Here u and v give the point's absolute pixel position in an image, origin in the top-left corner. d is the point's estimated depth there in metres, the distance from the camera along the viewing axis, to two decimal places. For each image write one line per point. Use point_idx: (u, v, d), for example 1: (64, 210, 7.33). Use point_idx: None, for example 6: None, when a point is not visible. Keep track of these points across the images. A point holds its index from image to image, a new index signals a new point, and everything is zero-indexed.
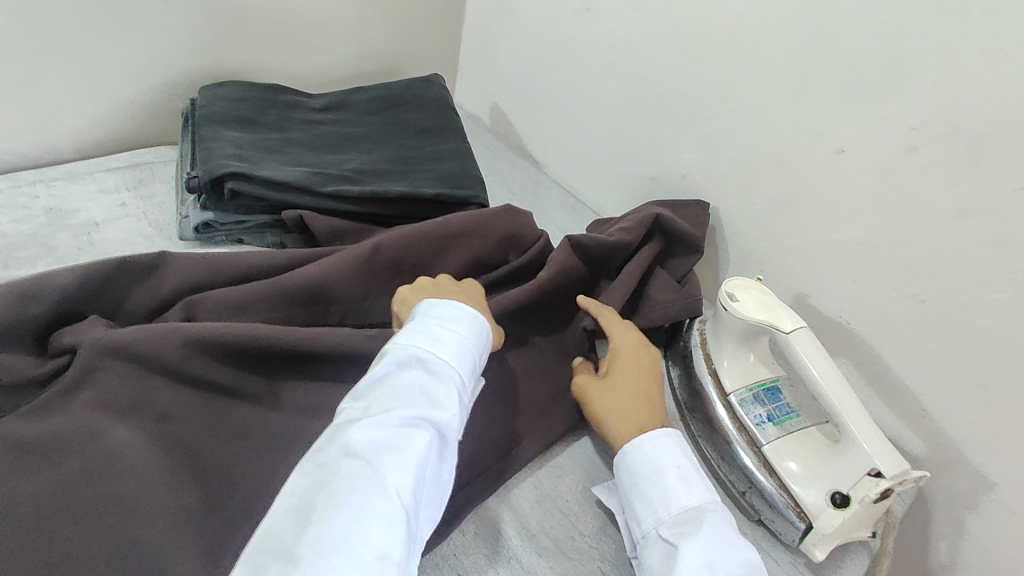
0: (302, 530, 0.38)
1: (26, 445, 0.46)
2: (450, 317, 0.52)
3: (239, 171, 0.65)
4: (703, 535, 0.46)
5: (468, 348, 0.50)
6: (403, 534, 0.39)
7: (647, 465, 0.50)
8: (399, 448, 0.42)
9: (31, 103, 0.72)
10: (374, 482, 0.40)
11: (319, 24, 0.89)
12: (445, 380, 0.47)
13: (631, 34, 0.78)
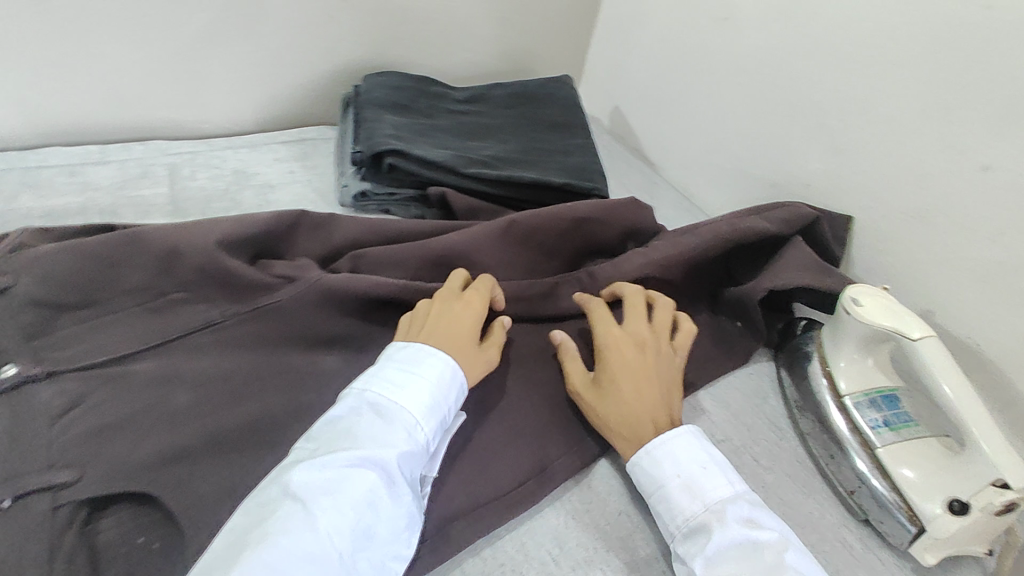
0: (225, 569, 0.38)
1: (219, 360, 0.55)
2: (414, 358, 0.51)
3: (398, 149, 0.74)
4: (707, 548, 0.46)
5: (434, 394, 0.49)
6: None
7: (650, 481, 0.51)
8: (336, 492, 0.42)
9: (231, 80, 0.85)
10: (303, 525, 0.40)
11: (467, 24, 0.97)
12: (397, 423, 0.47)
13: (769, 44, 0.80)
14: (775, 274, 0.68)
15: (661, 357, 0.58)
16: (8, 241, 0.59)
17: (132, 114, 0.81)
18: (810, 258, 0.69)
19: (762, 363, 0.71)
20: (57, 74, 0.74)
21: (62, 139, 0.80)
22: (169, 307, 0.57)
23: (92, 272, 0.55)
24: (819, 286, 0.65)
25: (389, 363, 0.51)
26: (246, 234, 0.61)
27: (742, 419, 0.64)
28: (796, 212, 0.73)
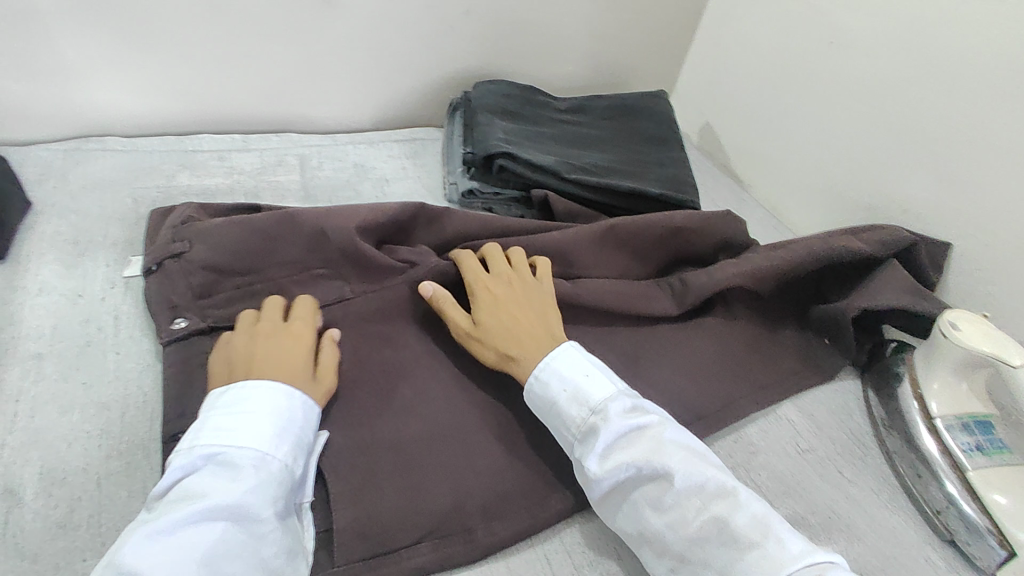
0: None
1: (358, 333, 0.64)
2: (248, 396, 0.50)
3: (509, 152, 0.79)
4: (597, 443, 0.52)
5: (278, 425, 0.49)
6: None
7: (544, 399, 0.56)
8: (175, 549, 0.40)
9: (358, 82, 0.94)
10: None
11: (572, 38, 1.03)
12: (242, 466, 0.46)
13: (879, 68, 0.82)
14: (869, 294, 0.70)
15: (506, 282, 0.64)
16: (179, 213, 0.68)
17: (271, 107, 0.91)
18: (904, 282, 0.70)
19: (848, 380, 0.72)
20: (217, 69, 0.84)
21: (210, 127, 0.90)
22: (311, 281, 0.65)
23: (251, 246, 0.63)
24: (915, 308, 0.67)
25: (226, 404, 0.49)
26: (377, 222, 0.68)
27: (828, 432, 0.66)
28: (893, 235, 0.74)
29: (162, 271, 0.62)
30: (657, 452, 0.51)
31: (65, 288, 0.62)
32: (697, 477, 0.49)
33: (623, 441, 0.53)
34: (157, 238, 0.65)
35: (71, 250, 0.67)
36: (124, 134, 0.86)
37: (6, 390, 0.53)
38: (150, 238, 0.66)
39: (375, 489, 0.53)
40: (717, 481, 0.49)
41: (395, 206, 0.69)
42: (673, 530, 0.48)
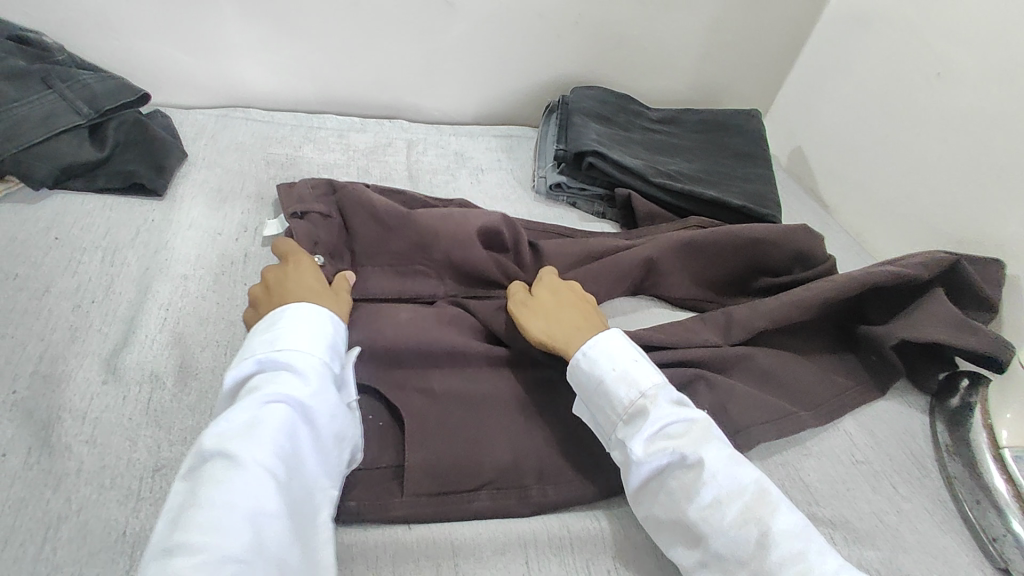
0: (175, 527, 0.41)
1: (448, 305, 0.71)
2: (294, 311, 0.56)
3: (600, 151, 0.85)
4: (646, 428, 0.54)
5: (322, 335, 0.55)
6: (275, 496, 0.44)
7: (592, 378, 0.58)
8: (253, 427, 0.46)
9: (467, 79, 1.02)
10: (235, 465, 0.43)
11: (672, 54, 1.07)
12: (298, 365, 0.51)
13: (985, 104, 0.81)
14: (913, 326, 0.70)
15: (571, 290, 0.68)
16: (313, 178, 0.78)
17: (388, 95, 1.02)
18: (952, 313, 0.69)
19: (915, 406, 0.72)
20: (348, 57, 0.95)
21: (335, 107, 1.01)
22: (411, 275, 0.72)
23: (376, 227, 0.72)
24: (956, 345, 0.66)
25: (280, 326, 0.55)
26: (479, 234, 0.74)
27: (887, 450, 0.66)
28: (941, 259, 0.74)
29: (306, 219, 0.72)
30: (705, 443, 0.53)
31: (209, 226, 0.74)
32: (737, 476, 0.52)
33: (669, 429, 0.54)
34: (298, 195, 0.75)
35: (216, 196, 0.79)
36: (263, 107, 0.99)
37: (160, 298, 0.63)
38: (289, 192, 0.75)
39: (438, 440, 0.58)
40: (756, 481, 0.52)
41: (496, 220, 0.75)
42: (711, 523, 0.50)
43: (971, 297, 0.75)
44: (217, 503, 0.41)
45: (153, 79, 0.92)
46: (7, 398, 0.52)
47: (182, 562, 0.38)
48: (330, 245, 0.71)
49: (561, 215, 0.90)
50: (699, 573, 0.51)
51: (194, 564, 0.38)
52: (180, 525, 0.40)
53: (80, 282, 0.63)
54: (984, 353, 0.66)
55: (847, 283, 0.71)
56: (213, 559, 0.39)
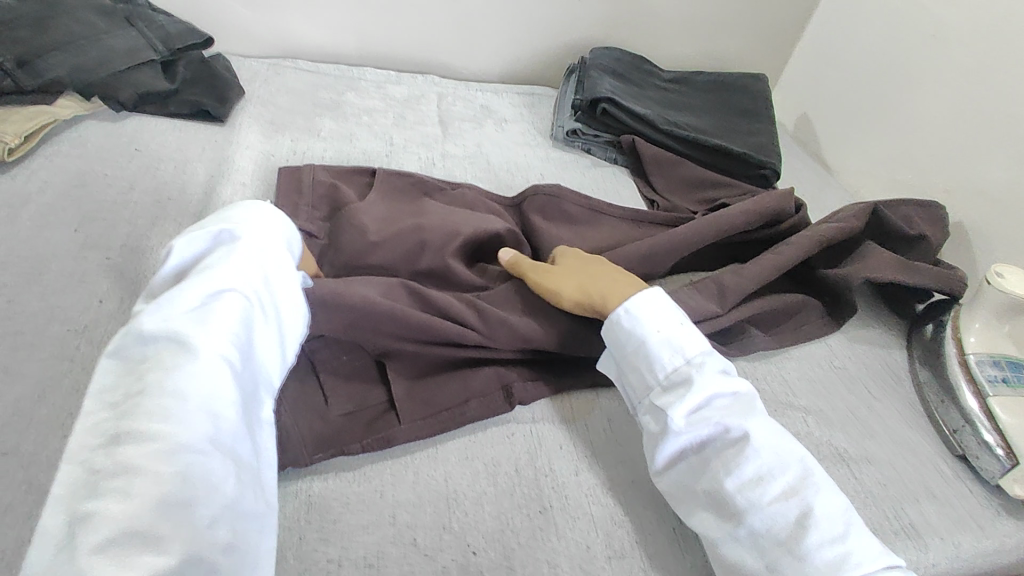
0: (121, 415, 0.38)
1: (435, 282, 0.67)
2: (242, 213, 0.54)
3: (614, 99, 0.94)
4: (689, 395, 0.55)
5: (269, 236, 0.53)
6: (231, 387, 0.42)
7: (633, 339, 0.59)
8: (204, 317, 0.43)
9: (494, 39, 1.11)
10: (186, 355, 0.41)
11: (687, 22, 1.15)
12: (244, 258, 0.49)
13: (973, 60, 0.88)
14: (865, 268, 0.76)
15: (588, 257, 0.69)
16: (315, 172, 0.76)
17: (421, 52, 1.11)
18: (890, 257, 0.77)
19: (895, 330, 0.78)
20: (387, 14, 1.05)
21: (374, 62, 1.11)
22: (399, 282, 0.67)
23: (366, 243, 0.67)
24: (906, 282, 0.74)
25: (225, 218, 0.52)
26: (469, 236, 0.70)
27: (864, 359, 0.73)
28: (863, 209, 0.82)
29: None
30: (749, 414, 0.54)
31: (263, 149, 0.83)
32: (780, 454, 0.52)
33: (713, 400, 0.55)
34: (298, 190, 0.73)
35: (269, 126, 0.88)
36: (309, 60, 1.09)
37: (224, 199, 0.73)
38: (289, 187, 0.74)
39: (434, 384, 0.59)
40: (798, 461, 0.52)
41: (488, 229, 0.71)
42: (748, 497, 0.50)
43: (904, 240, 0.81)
44: (171, 391, 0.39)
45: (214, 29, 1.02)
46: (103, 263, 0.61)
47: (136, 452, 0.36)
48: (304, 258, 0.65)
49: (577, 159, 0.98)
50: (725, 547, 0.50)
51: (150, 452, 0.36)
52: (126, 413, 0.38)
53: (158, 185, 0.73)
54: (935, 289, 0.74)
55: (797, 241, 0.78)
56: (171, 449, 0.37)
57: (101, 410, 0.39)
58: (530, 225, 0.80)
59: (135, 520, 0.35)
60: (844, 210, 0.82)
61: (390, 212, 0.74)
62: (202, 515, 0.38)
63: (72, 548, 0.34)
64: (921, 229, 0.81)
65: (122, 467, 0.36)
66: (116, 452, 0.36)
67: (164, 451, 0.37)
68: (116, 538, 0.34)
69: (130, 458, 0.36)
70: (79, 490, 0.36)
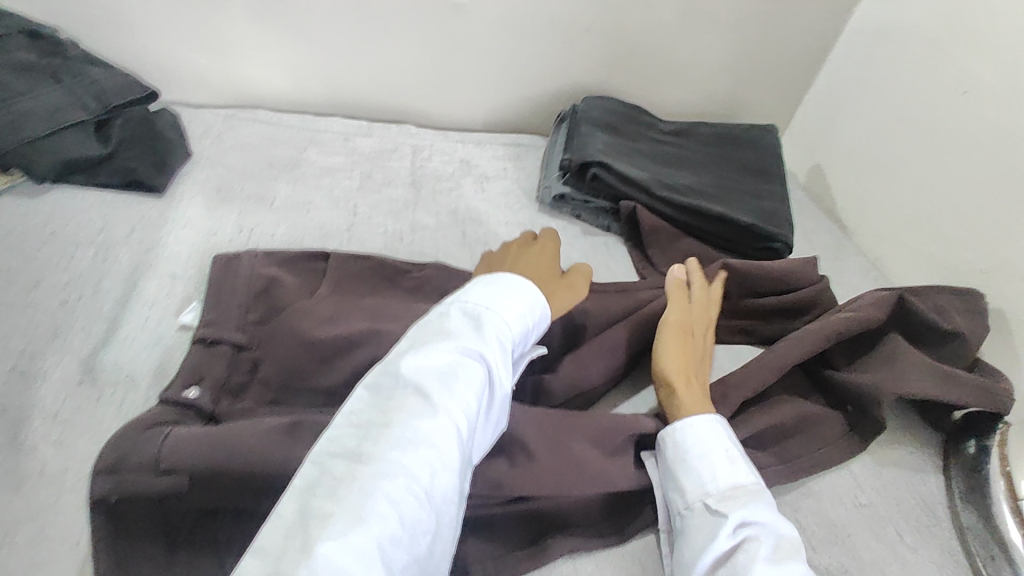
0: (367, 441, 0.44)
1: None
2: (503, 280, 0.57)
3: (605, 163, 0.83)
4: (747, 513, 0.50)
5: (522, 310, 0.55)
6: (454, 452, 0.45)
7: (702, 439, 0.55)
8: (449, 377, 0.48)
9: (476, 85, 1.01)
10: (426, 409, 0.46)
11: (689, 65, 1.04)
12: (489, 329, 0.52)
13: (1011, 123, 0.77)
14: (892, 375, 0.65)
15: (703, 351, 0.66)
16: (252, 262, 0.66)
17: (395, 99, 1.00)
18: (922, 361, 0.65)
19: (927, 445, 0.68)
20: (356, 58, 0.94)
21: (344, 110, 1.00)
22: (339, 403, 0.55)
23: (301, 363, 0.56)
24: (939, 398, 0.63)
25: (480, 285, 0.56)
26: None
27: (892, 492, 0.63)
28: (885, 297, 0.70)
29: (212, 347, 0.57)
30: (783, 566, 0.47)
31: (204, 226, 0.73)
32: None
33: (764, 531, 0.50)
34: (228, 287, 0.62)
35: (215, 196, 0.78)
36: (272, 108, 0.99)
37: (145, 296, 0.63)
38: (218, 284, 0.63)
39: None
40: None
41: None
42: None
43: (933, 331, 0.69)
44: (406, 439, 0.44)
45: (164, 77, 0.92)
46: None
47: (371, 480, 0.42)
48: (228, 381, 0.55)
49: (565, 227, 0.88)
50: None
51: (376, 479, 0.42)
52: (372, 443, 0.44)
53: (70, 279, 0.63)
54: (975, 406, 0.64)
55: (802, 337, 0.67)
56: (395, 490, 0.41)
57: (350, 431, 0.45)
58: None
59: (357, 540, 0.39)
60: (864, 297, 0.71)
61: (339, 310, 0.62)
62: (398, 559, 0.40)
63: (304, 539, 0.39)
64: (955, 324, 0.70)
65: (355, 487, 0.41)
66: (354, 473, 0.42)
67: (392, 486, 0.42)
68: (324, 553, 0.38)
69: (363, 484, 0.41)
70: (317, 490, 0.41)
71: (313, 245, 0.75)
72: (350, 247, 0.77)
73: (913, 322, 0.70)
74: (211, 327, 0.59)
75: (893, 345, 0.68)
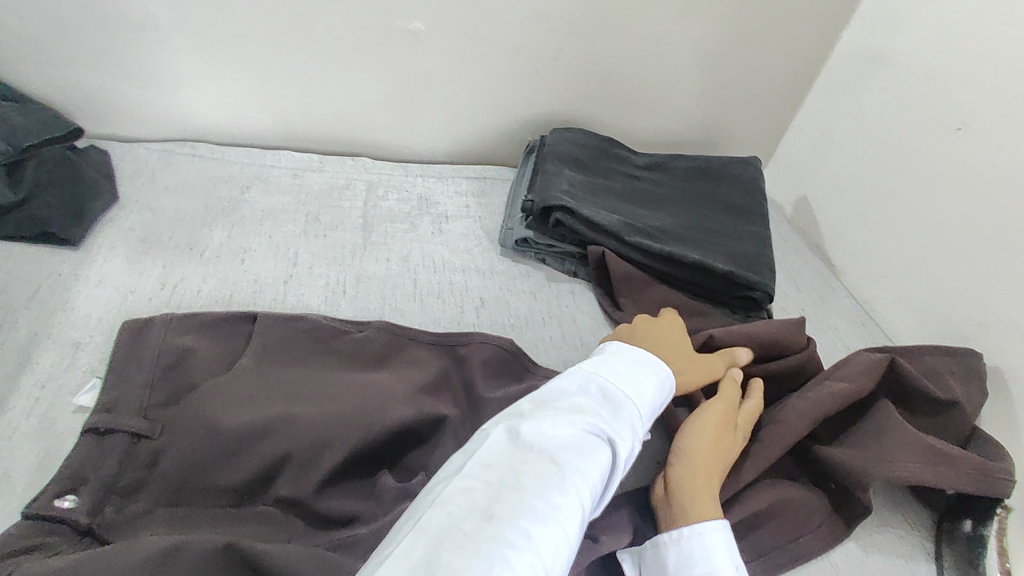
0: (499, 499, 0.39)
1: (288, 501, 0.50)
2: (639, 362, 0.55)
3: (569, 207, 0.77)
4: None
5: (653, 398, 0.52)
6: (576, 541, 0.40)
7: (705, 554, 0.48)
8: (584, 453, 0.44)
9: (438, 116, 0.94)
10: (559, 479, 0.41)
11: (666, 93, 0.98)
12: (625, 412, 0.49)
13: (1010, 165, 0.70)
14: (880, 455, 0.58)
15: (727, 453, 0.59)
16: (166, 329, 0.58)
17: (350, 130, 0.93)
18: (914, 439, 0.58)
19: (917, 526, 0.61)
20: (305, 89, 0.87)
21: (295, 143, 0.93)
22: (246, 507, 0.50)
23: (205, 458, 0.50)
24: (931, 483, 0.56)
25: (617, 364, 0.54)
26: (346, 426, 0.53)
27: None
28: (874, 362, 0.64)
29: (104, 439, 0.50)
30: None
31: (121, 284, 0.68)
32: None
33: None
34: (135, 362, 0.55)
35: (138, 247, 0.73)
36: (217, 141, 0.92)
37: (39, 371, 0.59)
38: (125, 358, 0.55)
39: None
40: None
41: (384, 416, 0.54)
42: None
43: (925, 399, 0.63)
44: (538, 511, 0.39)
45: (95, 111, 0.85)
46: None
47: (501, 542, 0.36)
48: (118, 482, 0.48)
49: (528, 273, 0.81)
50: None
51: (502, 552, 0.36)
52: (505, 507, 0.38)
53: None
54: (972, 491, 0.57)
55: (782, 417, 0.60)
56: (523, 560, 0.36)
57: (476, 487, 0.40)
58: (448, 382, 0.63)
59: None
60: (853, 363, 0.65)
61: (257, 388, 0.56)
62: None
63: None
64: (951, 393, 0.64)
65: (485, 546, 0.36)
66: (485, 529, 0.37)
67: (520, 560, 0.36)
68: None
69: (493, 544, 0.36)
70: (444, 544, 0.36)
71: (244, 303, 0.69)
72: (286, 303, 0.70)
73: (905, 388, 0.64)
74: (109, 412, 0.52)
75: (883, 418, 0.61)
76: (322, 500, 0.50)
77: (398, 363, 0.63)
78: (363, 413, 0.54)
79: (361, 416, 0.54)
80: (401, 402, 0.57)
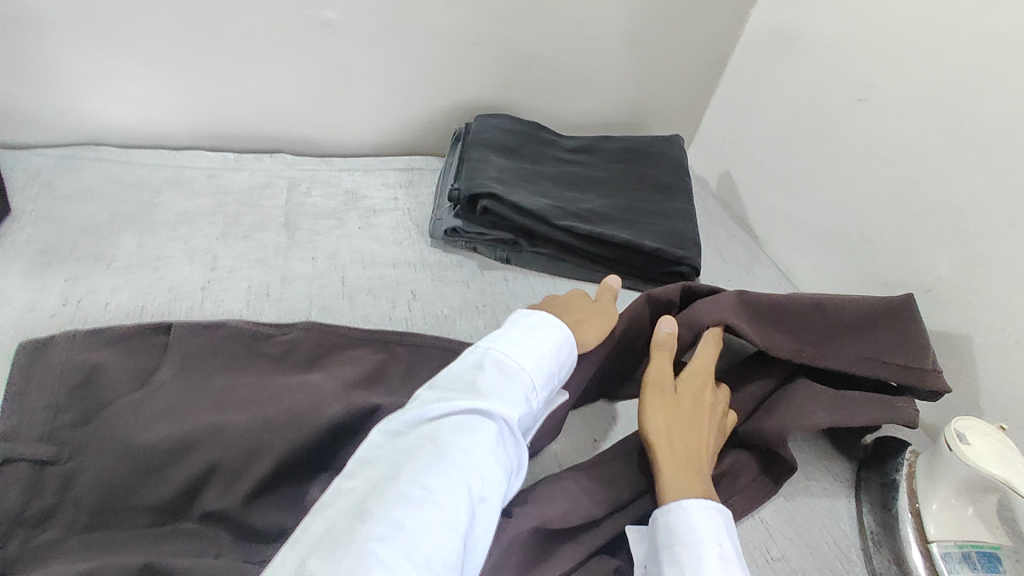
0: (375, 494, 0.40)
1: (216, 516, 0.48)
2: (538, 325, 0.55)
3: (496, 194, 0.76)
4: None
5: (549, 358, 0.53)
6: (468, 514, 0.41)
7: (686, 530, 0.48)
8: (470, 430, 0.45)
9: (359, 108, 0.91)
10: (440, 461, 0.42)
11: (588, 76, 0.99)
12: (514, 381, 0.50)
13: (907, 133, 0.74)
14: (791, 408, 0.61)
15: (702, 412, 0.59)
16: (70, 347, 0.54)
17: (268, 126, 0.90)
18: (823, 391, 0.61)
19: (841, 478, 0.65)
20: (215, 85, 0.83)
21: (209, 142, 0.89)
22: (171, 524, 0.48)
23: (123, 479, 0.47)
24: (842, 424, 0.59)
25: (508, 333, 0.54)
26: (278, 431, 0.51)
27: (804, 538, 0.59)
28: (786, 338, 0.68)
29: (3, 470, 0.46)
30: None
31: (19, 301, 0.64)
32: None
33: None
34: (36, 385, 0.51)
35: (38, 261, 0.68)
36: (121, 143, 0.86)
37: None
38: (22, 381, 0.51)
39: None
40: None
41: (314, 417, 0.53)
42: None
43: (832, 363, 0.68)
44: (417, 495, 0.40)
45: None
46: None
47: (372, 537, 0.37)
48: (24, 514, 0.45)
49: (460, 263, 0.81)
50: None
51: (373, 543, 0.36)
52: (382, 498, 0.39)
53: None
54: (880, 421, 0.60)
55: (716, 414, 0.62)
56: (396, 550, 0.37)
57: (359, 486, 0.41)
58: (381, 376, 0.62)
59: None
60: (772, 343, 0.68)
61: (179, 399, 0.53)
62: None
63: None
64: None
65: (354, 544, 0.36)
66: (356, 527, 0.37)
67: (396, 548, 0.37)
68: None
69: (364, 539, 0.37)
70: (316, 548, 0.36)
71: (159, 313, 0.66)
72: (205, 310, 0.67)
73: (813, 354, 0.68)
74: (7, 440, 0.48)
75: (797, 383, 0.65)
76: (254, 512, 0.49)
77: (327, 361, 0.62)
78: (295, 413, 0.52)
79: (292, 416, 0.52)
80: (334, 399, 0.55)
